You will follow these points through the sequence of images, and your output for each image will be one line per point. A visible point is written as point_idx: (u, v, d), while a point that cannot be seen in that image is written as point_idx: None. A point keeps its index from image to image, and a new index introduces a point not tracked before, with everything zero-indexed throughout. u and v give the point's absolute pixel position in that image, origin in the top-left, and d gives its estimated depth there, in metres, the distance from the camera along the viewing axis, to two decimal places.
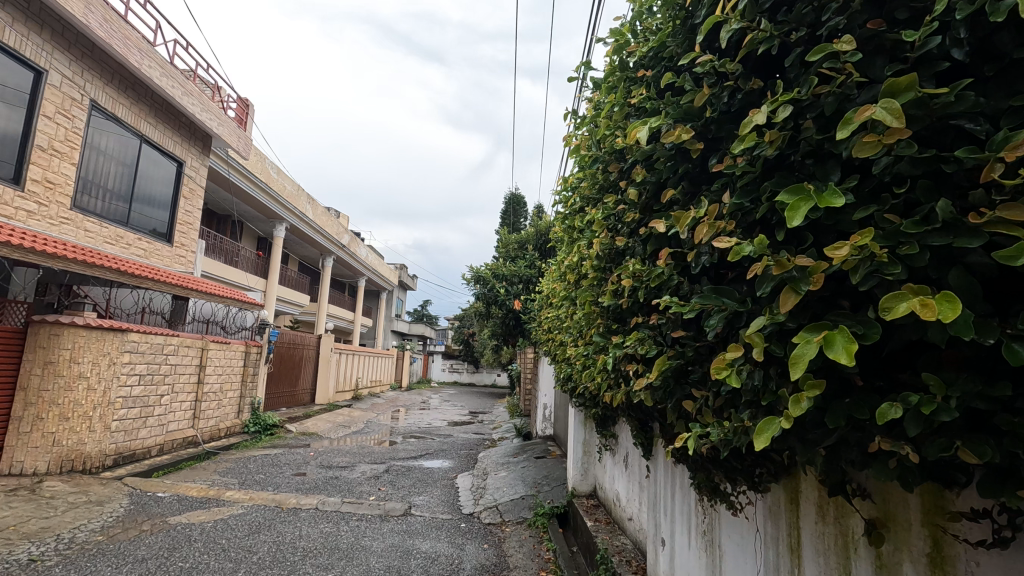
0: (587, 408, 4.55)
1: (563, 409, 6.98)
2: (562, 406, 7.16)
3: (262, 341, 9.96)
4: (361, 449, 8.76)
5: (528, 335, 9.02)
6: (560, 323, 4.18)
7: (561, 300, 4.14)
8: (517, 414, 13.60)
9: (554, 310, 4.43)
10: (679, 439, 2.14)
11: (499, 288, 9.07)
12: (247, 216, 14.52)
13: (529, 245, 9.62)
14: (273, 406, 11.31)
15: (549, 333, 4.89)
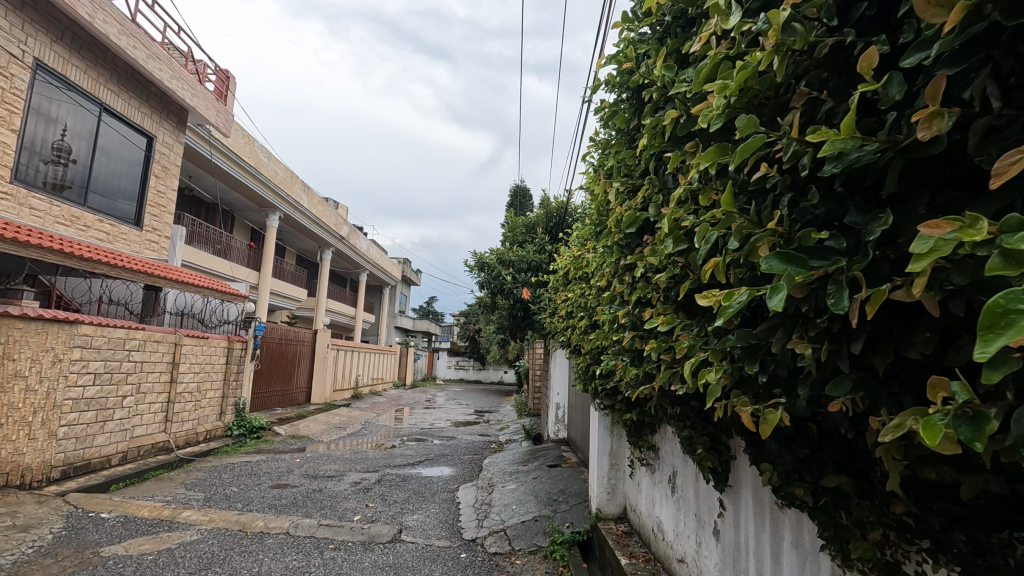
0: (617, 413, 3.68)
1: (581, 411, 6.06)
2: (580, 407, 6.25)
3: (247, 336, 9.12)
4: (353, 454, 7.91)
5: (539, 328, 8.09)
6: (584, 305, 3.33)
7: (588, 274, 3.26)
8: (526, 415, 12.66)
9: (575, 288, 3.57)
10: (826, 484, 1.23)
11: (506, 276, 8.18)
12: (238, 204, 13.69)
13: (538, 228, 8.73)
14: (262, 406, 10.49)
15: (566, 319, 4.03)
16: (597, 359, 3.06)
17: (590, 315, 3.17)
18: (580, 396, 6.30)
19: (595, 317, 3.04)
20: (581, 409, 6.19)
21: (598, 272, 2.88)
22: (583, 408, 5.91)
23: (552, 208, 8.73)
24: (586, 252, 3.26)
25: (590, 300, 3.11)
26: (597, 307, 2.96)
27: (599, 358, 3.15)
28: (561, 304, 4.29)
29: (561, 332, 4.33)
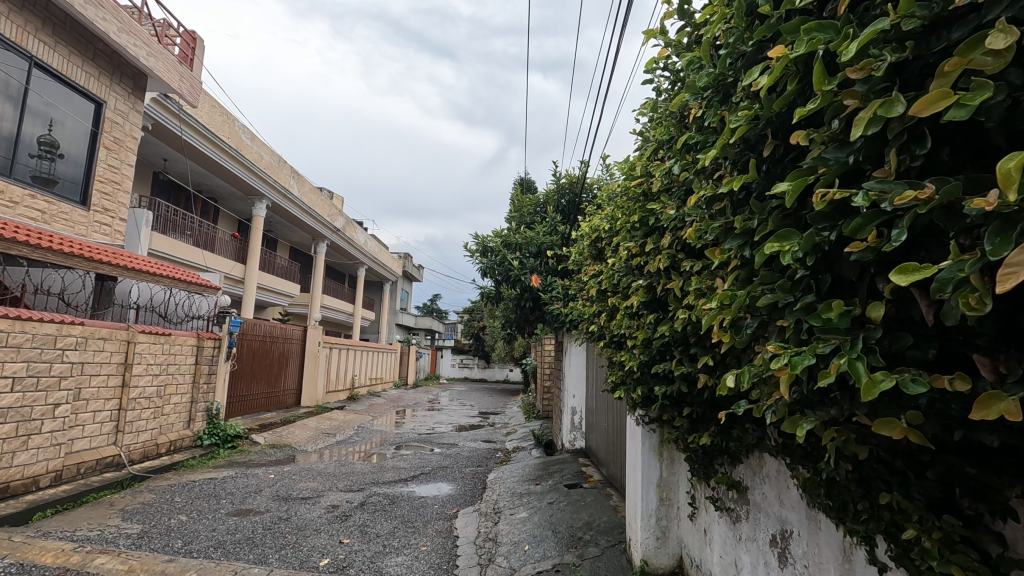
0: (674, 431, 2.60)
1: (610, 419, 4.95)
2: (607, 414, 5.14)
3: (221, 333, 8.10)
4: (338, 468, 6.84)
5: (552, 320, 6.97)
6: (636, 276, 2.28)
7: (646, 225, 2.19)
8: (535, 418, 11.52)
9: (618, 254, 2.50)
10: None
11: (512, 261, 7.08)
12: (222, 191, 12.68)
13: (549, 207, 7.62)
14: (242, 411, 9.46)
15: (599, 300, 2.96)
16: (666, 352, 2.02)
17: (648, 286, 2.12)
18: (606, 401, 5.20)
19: (663, 289, 1.98)
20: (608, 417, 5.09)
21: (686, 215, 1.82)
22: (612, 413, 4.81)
23: (566, 183, 7.58)
24: (644, 197, 2.19)
25: (652, 263, 2.06)
26: (678, 271, 1.89)
27: (662, 352, 2.09)
28: (589, 281, 3.22)
29: (587, 320, 3.26)
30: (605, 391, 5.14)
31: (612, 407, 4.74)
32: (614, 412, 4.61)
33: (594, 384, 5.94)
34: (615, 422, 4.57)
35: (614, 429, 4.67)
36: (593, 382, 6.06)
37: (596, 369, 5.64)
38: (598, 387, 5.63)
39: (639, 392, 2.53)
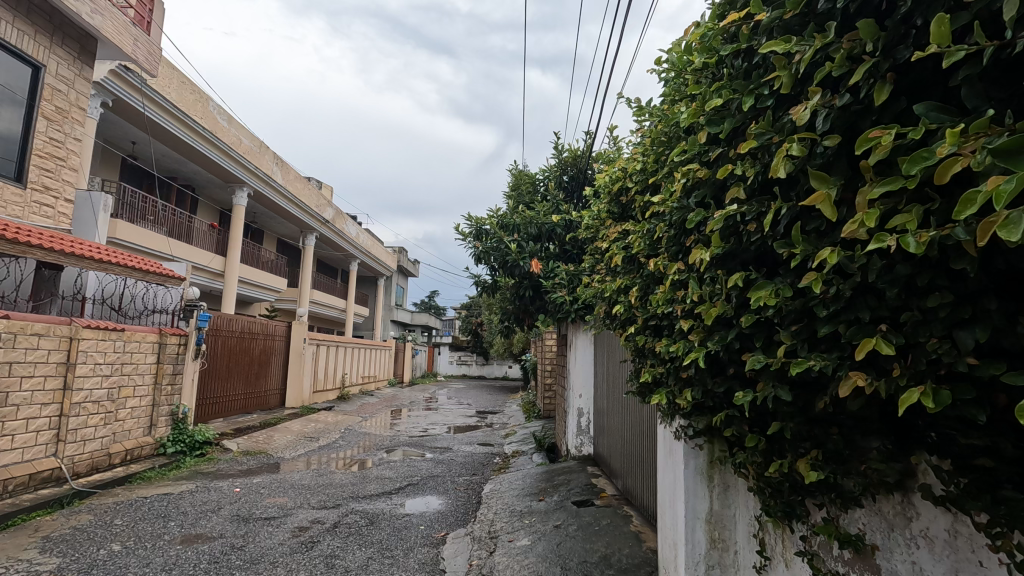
0: (736, 448, 1.85)
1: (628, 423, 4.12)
2: (625, 417, 4.32)
3: (188, 329, 7.33)
4: (315, 479, 6.05)
5: (554, 311, 6.16)
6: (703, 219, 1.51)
7: (733, 121, 1.43)
8: (535, 418, 10.72)
9: (666, 194, 1.75)
10: None
11: (510, 244, 6.29)
12: (199, 178, 11.85)
13: (551, 185, 6.80)
14: (215, 414, 8.66)
15: (629, 269, 2.21)
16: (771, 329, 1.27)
17: (730, 230, 1.37)
18: (622, 401, 4.39)
19: (774, 223, 1.23)
20: (626, 421, 4.26)
21: (911, 30, 1.04)
22: (631, 416, 4.00)
23: (568, 157, 6.76)
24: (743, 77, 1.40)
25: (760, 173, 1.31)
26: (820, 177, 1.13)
27: (749, 337, 1.35)
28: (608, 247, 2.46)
29: (604, 296, 2.50)
30: (623, 389, 4.32)
31: (632, 409, 3.91)
32: (636, 414, 3.79)
33: (607, 381, 5.12)
34: (637, 427, 3.77)
35: (635, 436, 3.87)
36: (604, 379, 5.24)
37: (611, 362, 4.81)
38: (612, 385, 4.82)
39: (691, 394, 1.77)
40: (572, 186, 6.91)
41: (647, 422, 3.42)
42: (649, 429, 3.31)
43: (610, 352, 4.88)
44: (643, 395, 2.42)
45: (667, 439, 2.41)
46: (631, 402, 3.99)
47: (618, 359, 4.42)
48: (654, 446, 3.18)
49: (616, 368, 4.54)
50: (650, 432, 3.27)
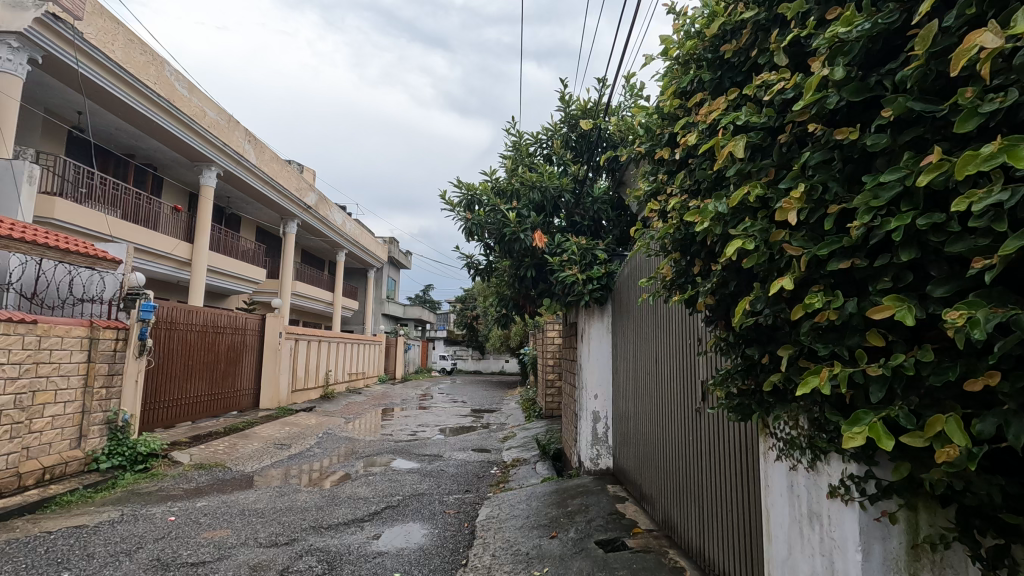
0: None
1: (679, 433, 3.03)
2: (668, 422, 3.25)
3: (129, 321, 6.23)
4: (273, 502, 4.94)
5: (562, 294, 5.07)
6: None
7: None
8: (536, 419, 9.64)
9: None
10: None
11: (508, 212, 5.20)
12: (161, 155, 10.68)
13: (557, 144, 5.69)
14: (170, 420, 7.56)
15: (775, 164, 1.23)
16: None
17: None
18: (666, 401, 3.31)
19: None
20: (672, 427, 3.18)
21: None
22: (685, 424, 2.93)
23: (576, 111, 5.64)
24: None
25: None
26: None
27: None
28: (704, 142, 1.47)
29: (676, 235, 1.48)
30: (669, 385, 3.24)
31: (689, 416, 2.83)
32: (696, 425, 2.71)
33: (636, 374, 4.02)
34: (697, 441, 2.70)
35: (691, 453, 2.80)
36: (632, 373, 4.15)
37: (648, 346, 3.70)
38: (647, 379, 3.73)
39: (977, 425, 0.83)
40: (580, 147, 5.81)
41: (724, 443, 2.32)
42: (730, 452, 2.23)
43: (645, 335, 3.78)
44: (768, 409, 1.39)
45: (805, 490, 1.34)
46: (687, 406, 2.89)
47: (665, 344, 3.31)
48: (741, 479, 2.12)
49: (659, 355, 3.44)
50: (734, 456, 2.19)
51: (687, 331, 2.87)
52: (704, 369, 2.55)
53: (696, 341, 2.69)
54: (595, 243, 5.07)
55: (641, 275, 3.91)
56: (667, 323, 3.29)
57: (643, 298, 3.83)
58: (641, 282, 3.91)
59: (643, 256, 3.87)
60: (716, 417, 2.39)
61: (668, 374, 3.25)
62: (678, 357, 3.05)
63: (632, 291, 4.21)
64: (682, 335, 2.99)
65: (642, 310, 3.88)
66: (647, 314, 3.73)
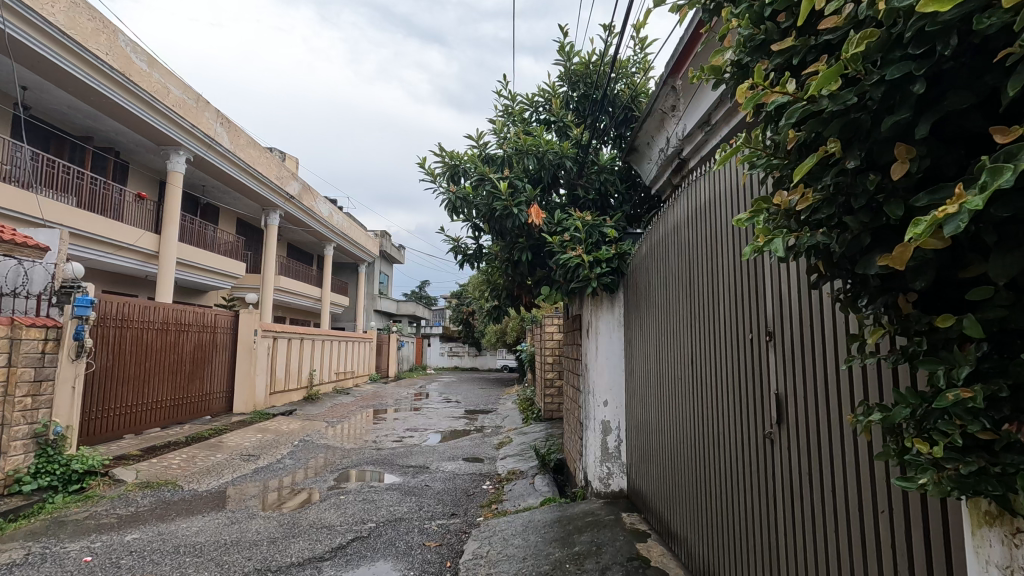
0: None
1: (731, 464, 2.20)
2: (712, 445, 2.42)
3: (63, 318, 5.42)
4: (219, 534, 4.11)
5: (563, 281, 4.23)
6: None
7: None
8: (534, 421, 8.83)
9: None
10: None
11: (500, 183, 4.35)
12: (122, 137, 9.78)
13: (555, 105, 4.84)
14: (120, 430, 6.70)
15: None
16: None
17: None
18: (709, 414, 2.48)
19: None
20: (718, 453, 2.35)
21: None
22: (742, 453, 2.10)
23: (578, 65, 4.80)
24: None
25: None
26: None
27: None
28: None
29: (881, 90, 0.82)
30: (714, 394, 2.40)
31: (753, 443, 2.01)
32: (765, 458, 1.90)
33: (662, 378, 3.19)
34: (767, 479, 1.89)
35: (755, 493, 1.98)
36: (655, 376, 3.32)
37: (682, 341, 2.86)
38: (679, 383, 2.92)
39: None
40: (583, 109, 4.98)
41: (835, 498, 1.49)
42: (853, 513, 1.41)
43: (677, 328, 2.95)
44: None
45: None
46: (746, 426, 2.07)
47: (710, 338, 2.47)
48: (883, 560, 1.30)
49: (699, 354, 2.61)
50: (861, 520, 1.39)
51: (750, 320, 2.04)
52: (792, 379, 1.72)
53: (769, 335, 1.87)
54: (602, 219, 4.25)
55: (670, 251, 3.07)
56: (711, 312, 2.46)
57: (674, 281, 2.98)
58: (669, 260, 3.08)
59: (672, 226, 3.03)
60: (820, 453, 1.57)
61: (713, 379, 2.42)
62: (732, 356, 2.22)
63: (653, 273, 3.38)
64: (738, 326, 2.16)
65: (670, 295, 3.05)
66: (679, 300, 2.89)
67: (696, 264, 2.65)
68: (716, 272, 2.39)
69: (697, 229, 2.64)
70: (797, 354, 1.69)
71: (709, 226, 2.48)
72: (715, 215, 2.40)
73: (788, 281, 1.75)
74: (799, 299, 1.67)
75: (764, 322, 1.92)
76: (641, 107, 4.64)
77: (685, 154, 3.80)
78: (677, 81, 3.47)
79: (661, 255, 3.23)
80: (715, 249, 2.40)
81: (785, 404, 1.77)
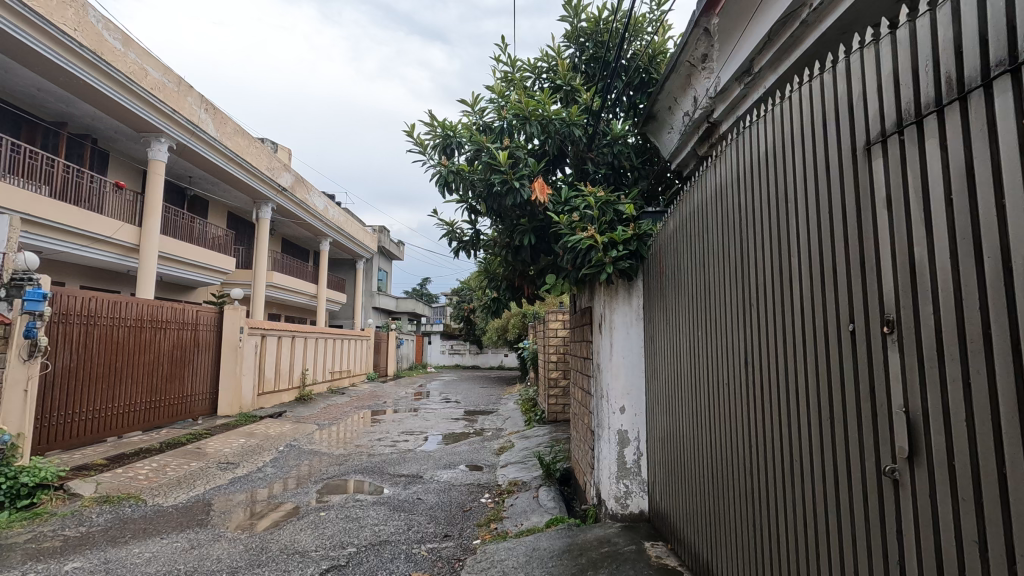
0: None
1: (814, 502, 1.64)
2: (777, 473, 1.85)
3: (11, 314, 4.86)
4: (174, 562, 3.55)
5: (572, 267, 3.65)
6: None
7: None
8: (537, 423, 8.27)
9: None
10: None
11: (499, 154, 3.79)
12: (99, 123, 9.22)
13: (560, 67, 4.26)
14: (84, 435, 6.17)
15: None
16: None
17: None
18: (766, 426, 1.93)
19: None
20: (789, 485, 1.78)
21: None
22: (837, 491, 1.53)
23: (587, 22, 4.22)
24: None
25: None
26: None
27: None
28: None
29: None
30: (779, 407, 1.84)
31: (859, 478, 1.44)
32: (887, 503, 1.33)
33: (696, 382, 2.61)
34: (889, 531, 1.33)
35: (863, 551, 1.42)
36: (686, 381, 2.75)
37: (724, 339, 2.29)
38: (717, 383, 2.36)
39: None
40: (592, 74, 4.40)
41: None
42: None
43: (717, 321, 2.37)
44: None
45: None
46: (841, 454, 1.51)
47: (770, 334, 1.90)
48: None
49: (752, 354, 2.04)
50: None
51: (849, 310, 1.47)
52: (947, 393, 1.16)
53: (893, 326, 1.31)
54: (617, 196, 3.69)
55: (706, 228, 2.49)
56: (771, 302, 1.89)
57: (713, 263, 2.40)
58: (704, 238, 2.50)
59: (709, 198, 2.45)
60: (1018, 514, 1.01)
61: (777, 388, 1.85)
62: (812, 358, 1.65)
63: (682, 257, 2.80)
64: (822, 318, 1.59)
65: (708, 282, 2.46)
66: (721, 287, 2.31)
67: (746, 239, 2.08)
68: (780, 250, 1.83)
69: (747, 195, 2.07)
70: (955, 358, 1.13)
71: (767, 190, 1.91)
72: (779, 176, 1.84)
73: (939, 248, 1.18)
74: (969, 278, 1.11)
75: (883, 312, 1.35)
76: (660, 69, 4.06)
77: (716, 115, 3.21)
78: (712, 20, 2.90)
79: (693, 234, 2.65)
80: (778, 218, 1.83)
81: (930, 430, 1.20)
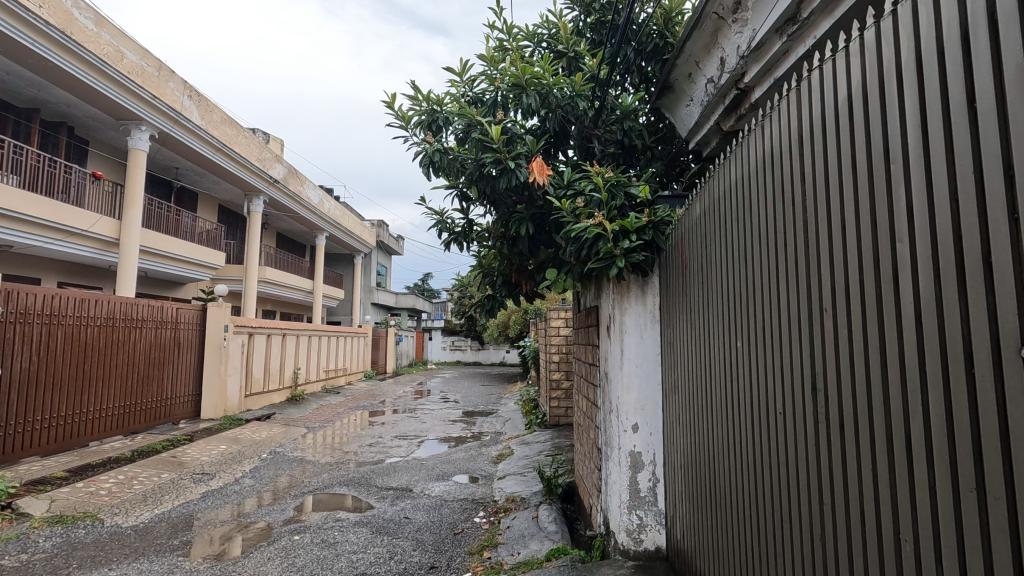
0: None
1: None
2: (844, 549, 1.29)
3: None
4: None
5: (577, 261, 3.14)
6: None
7: None
8: (538, 427, 7.79)
9: None
10: None
11: (491, 129, 3.28)
12: (75, 109, 8.72)
13: (562, 32, 3.73)
14: (43, 445, 5.73)
15: None
16: None
17: None
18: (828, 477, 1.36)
19: None
20: (867, 575, 1.21)
21: None
22: None
23: None
24: None
25: None
26: None
27: None
28: None
29: None
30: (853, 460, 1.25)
31: None
32: None
33: (727, 405, 2.06)
34: None
35: None
36: (714, 401, 2.20)
37: (765, 352, 1.72)
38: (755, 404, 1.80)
39: None
40: (598, 41, 3.87)
41: None
42: None
43: (755, 328, 1.80)
44: None
45: None
46: (978, 558, 0.92)
47: (836, 353, 1.31)
48: None
49: (806, 377, 1.46)
50: None
51: (1013, 330, 0.86)
52: None
53: None
54: (628, 177, 3.18)
55: (740, 208, 1.91)
56: (839, 308, 1.30)
57: (750, 252, 1.83)
58: (738, 222, 1.94)
59: (745, 168, 1.87)
60: None
61: (851, 431, 1.26)
62: (916, 396, 1.06)
63: (710, 247, 2.23)
64: (941, 336, 1.00)
65: (743, 278, 1.90)
66: (761, 285, 1.74)
67: (800, 217, 1.48)
68: (856, 233, 1.24)
69: (802, 157, 1.48)
70: None
71: (836, 141, 1.31)
72: (858, 116, 1.23)
73: None
74: None
75: None
76: (676, 32, 3.54)
77: (747, 79, 2.70)
78: None
79: (723, 217, 2.08)
80: (855, 182, 1.23)
81: None
